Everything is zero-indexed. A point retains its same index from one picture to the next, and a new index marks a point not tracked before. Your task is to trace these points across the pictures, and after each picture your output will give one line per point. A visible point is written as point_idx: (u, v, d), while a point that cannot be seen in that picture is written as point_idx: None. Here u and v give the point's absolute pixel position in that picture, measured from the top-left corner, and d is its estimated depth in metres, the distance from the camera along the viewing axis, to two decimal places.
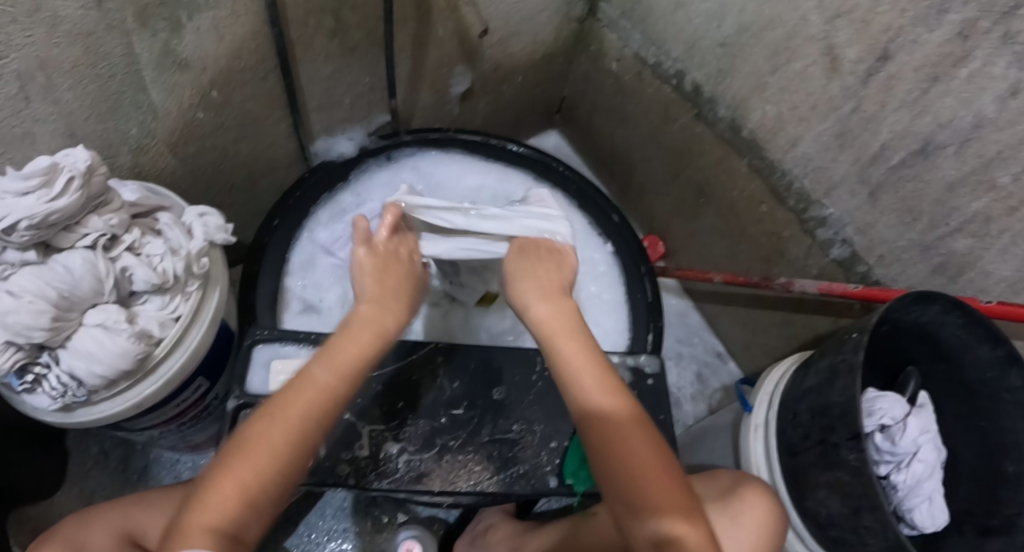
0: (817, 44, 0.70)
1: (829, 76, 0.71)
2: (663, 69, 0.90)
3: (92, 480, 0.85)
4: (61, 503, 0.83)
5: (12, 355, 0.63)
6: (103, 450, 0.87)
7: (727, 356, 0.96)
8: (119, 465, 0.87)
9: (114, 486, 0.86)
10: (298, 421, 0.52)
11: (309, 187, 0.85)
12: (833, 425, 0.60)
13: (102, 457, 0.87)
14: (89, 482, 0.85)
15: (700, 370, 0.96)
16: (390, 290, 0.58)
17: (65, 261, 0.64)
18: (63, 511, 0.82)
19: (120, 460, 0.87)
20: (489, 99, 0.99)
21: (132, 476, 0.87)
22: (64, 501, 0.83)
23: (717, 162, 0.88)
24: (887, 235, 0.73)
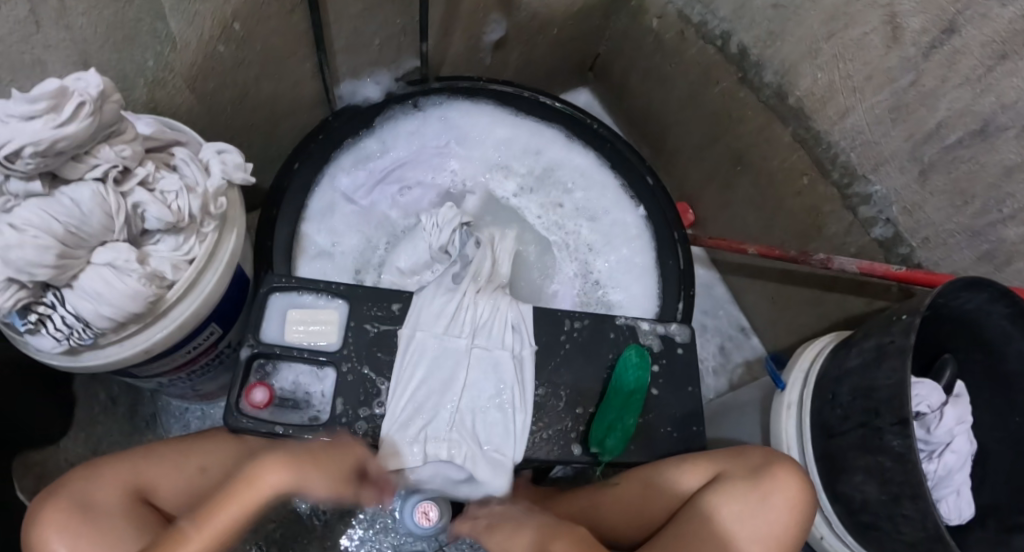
0: (881, 12, 0.67)
1: (889, 47, 0.68)
2: (708, 29, 0.85)
3: (100, 427, 0.83)
4: (66, 449, 0.81)
5: (15, 293, 0.58)
6: (110, 398, 0.85)
7: (751, 331, 0.95)
8: (127, 412, 0.87)
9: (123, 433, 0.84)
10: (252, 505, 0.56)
11: (332, 131, 0.82)
12: (877, 408, 0.58)
13: (110, 404, 0.85)
14: (97, 428, 0.83)
15: (723, 343, 0.95)
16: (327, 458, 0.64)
17: (73, 193, 0.59)
18: (69, 458, 0.81)
19: (128, 407, 0.87)
20: (522, 51, 0.94)
21: (140, 423, 0.87)
22: (70, 448, 0.81)
23: (758, 130, 0.85)
24: (935, 217, 0.70)
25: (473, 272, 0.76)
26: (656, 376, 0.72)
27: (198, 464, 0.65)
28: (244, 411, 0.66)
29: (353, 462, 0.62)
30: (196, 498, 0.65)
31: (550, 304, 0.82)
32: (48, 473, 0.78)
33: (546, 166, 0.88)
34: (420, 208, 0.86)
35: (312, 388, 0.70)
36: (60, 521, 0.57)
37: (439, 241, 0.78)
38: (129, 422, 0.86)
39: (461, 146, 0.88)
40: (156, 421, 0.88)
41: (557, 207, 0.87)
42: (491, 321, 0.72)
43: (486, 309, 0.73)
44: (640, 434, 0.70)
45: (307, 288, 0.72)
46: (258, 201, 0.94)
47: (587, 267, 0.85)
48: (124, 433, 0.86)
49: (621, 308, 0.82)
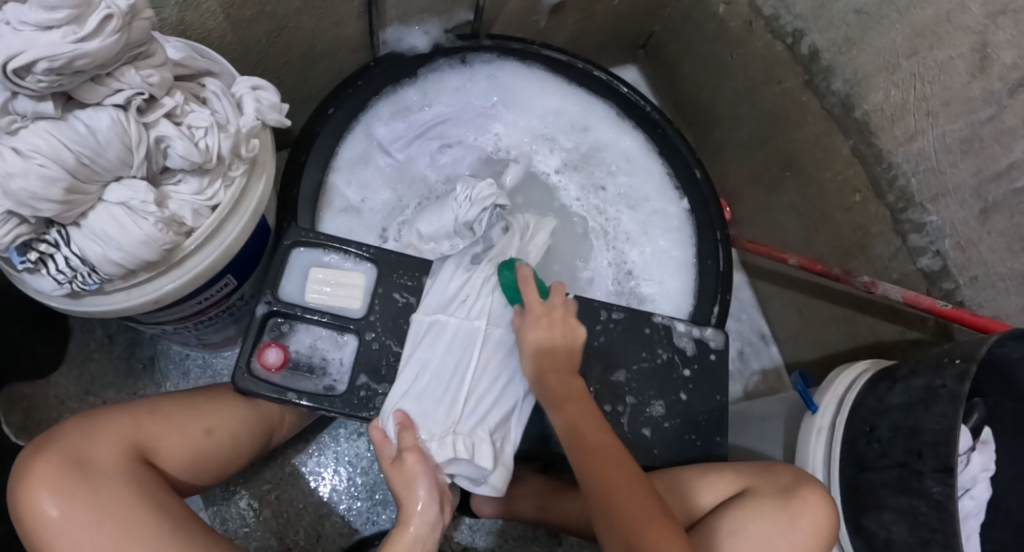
0: (972, 39, 0.64)
1: (973, 76, 0.65)
2: (779, 24, 0.81)
3: (93, 365, 0.78)
4: (56, 385, 0.76)
5: (15, 229, 0.52)
6: (107, 334, 0.80)
7: (772, 340, 0.95)
8: (124, 352, 0.79)
9: (116, 374, 0.79)
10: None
11: (373, 77, 0.77)
12: (922, 451, 0.58)
13: (106, 341, 0.79)
14: (88, 366, 0.78)
15: (742, 347, 0.96)
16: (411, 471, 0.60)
17: (88, 119, 0.52)
18: (59, 395, 0.76)
19: (126, 347, 0.79)
20: (579, 18, 0.89)
21: (137, 366, 0.79)
22: (61, 386, 0.76)
23: (816, 138, 0.81)
24: (988, 258, 0.68)
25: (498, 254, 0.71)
26: (685, 380, 0.70)
27: (205, 426, 0.60)
28: (252, 371, 0.62)
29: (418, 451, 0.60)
30: (201, 463, 0.59)
31: (581, 291, 0.78)
32: (37, 407, 0.75)
33: (592, 144, 0.84)
34: (457, 172, 0.81)
35: (329, 354, 0.66)
36: (52, 478, 0.51)
37: (466, 216, 0.72)
38: (125, 364, 0.79)
39: (508, 112, 0.83)
40: (155, 365, 0.80)
41: (598, 191, 0.83)
42: (506, 305, 0.68)
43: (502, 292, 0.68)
44: (661, 437, 0.68)
45: (332, 246, 0.68)
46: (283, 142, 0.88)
47: (622, 256, 0.81)
48: (119, 375, 0.78)
49: (653, 302, 0.79)
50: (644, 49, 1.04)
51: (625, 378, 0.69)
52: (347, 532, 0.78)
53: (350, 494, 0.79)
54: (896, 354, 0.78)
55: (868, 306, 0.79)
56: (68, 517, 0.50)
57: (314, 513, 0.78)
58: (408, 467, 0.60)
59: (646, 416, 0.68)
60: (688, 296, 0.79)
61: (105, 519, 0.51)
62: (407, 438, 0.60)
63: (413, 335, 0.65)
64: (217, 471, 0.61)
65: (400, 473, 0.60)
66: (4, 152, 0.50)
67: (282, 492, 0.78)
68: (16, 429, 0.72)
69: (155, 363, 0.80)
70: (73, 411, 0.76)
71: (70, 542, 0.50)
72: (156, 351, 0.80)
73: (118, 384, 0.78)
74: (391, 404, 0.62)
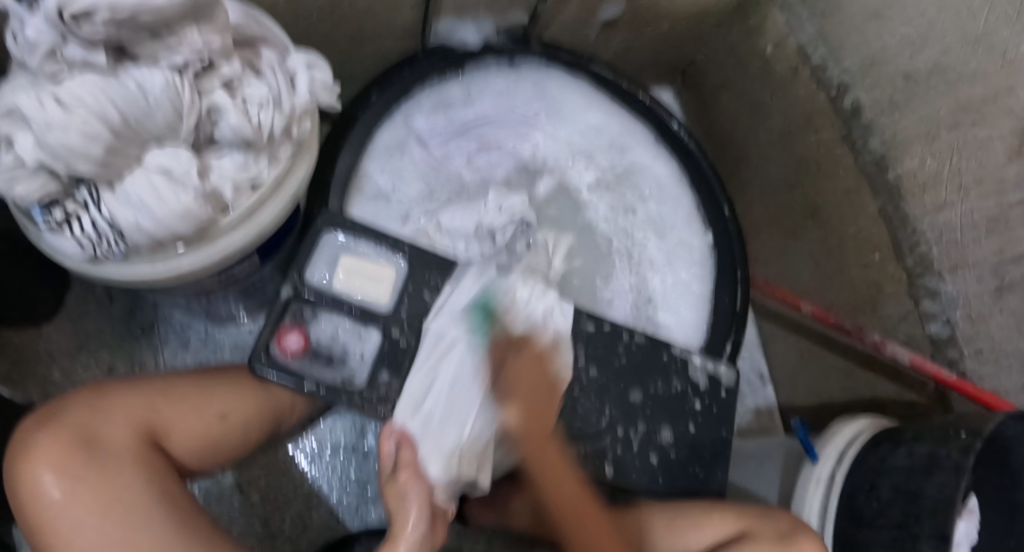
0: (1014, 121, 0.63)
1: (1010, 158, 0.64)
2: (826, 74, 0.82)
3: (88, 322, 0.78)
4: (48, 339, 0.76)
5: (45, 183, 0.48)
6: (107, 292, 0.79)
7: (768, 381, 1.00)
8: (122, 315, 0.79)
9: (112, 335, 0.78)
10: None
11: (420, 67, 0.76)
12: (919, 516, 0.61)
13: (106, 300, 0.79)
14: (83, 323, 0.77)
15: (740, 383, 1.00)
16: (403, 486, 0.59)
17: (140, 76, 0.48)
18: (49, 349, 0.76)
19: (125, 309, 0.79)
20: (628, 36, 0.92)
21: (135, 330, 0.78)
22: (52, 340, 0.76)
23: (846, 192, 0.82)
24: (996, 334, 0.69)
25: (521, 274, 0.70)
26: (696, 413, 0.70)
27: (218, 410, 0.58)
28: (271, 355, 0.61)
29: (411, 466, 0.59)
30: (210, 447, 0.58)
31: (601, 310, 0.79)
32: (23, 360, 0.75)
33: (627, 166, 0.84)
34: (492, 176, 0.81)
35: (350, 347, 0.64)
36: (55, 454, 0.49)
37: (492, 224, 0.74)
38: (122, 326, 0.78)
39: (550, 122, 0.83)
40: (152, 331, 0.79)
41: (628, 213, 0.83)
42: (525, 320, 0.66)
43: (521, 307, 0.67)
44: (666, 466, 0.69)
45: (363, 235, 0.66)
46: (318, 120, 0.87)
47: (643, 282, 0.81)
48: (115, 337, 0.78)
49: (668, 332, 0.79)
50: (683, 76, 1.08)
51: (642, 399, 0.69)
52: (333, 525, 0.77)
53: (342, 487, 0.78)
54: (893, 411, 0.81)
55: (872, 363, 0.82)
56: (69, 499, 0.48)
57: (302, 503, 0.77)
58: (400, 484, 0.59)
59: (654, 443, 0.69)
60: (701, 332, 0.78)
61: (106, 504, 0.49)
62: (403, 453, 0.60)
63: (422, 349, 0.63)
64: (226, 457, 0.60)
65: (395, 491, 0.59)
66: (44, 99, 0.46)
67: (270, 477, 0.77)
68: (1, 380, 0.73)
69: (152, 329, 0.79)
70: (62, 367, 0.76)
71: (69, 524, 0.48)
72: (158, 317, 0.79)
73: (112, 346, 0.77)
74: (394, 416, 0.61)
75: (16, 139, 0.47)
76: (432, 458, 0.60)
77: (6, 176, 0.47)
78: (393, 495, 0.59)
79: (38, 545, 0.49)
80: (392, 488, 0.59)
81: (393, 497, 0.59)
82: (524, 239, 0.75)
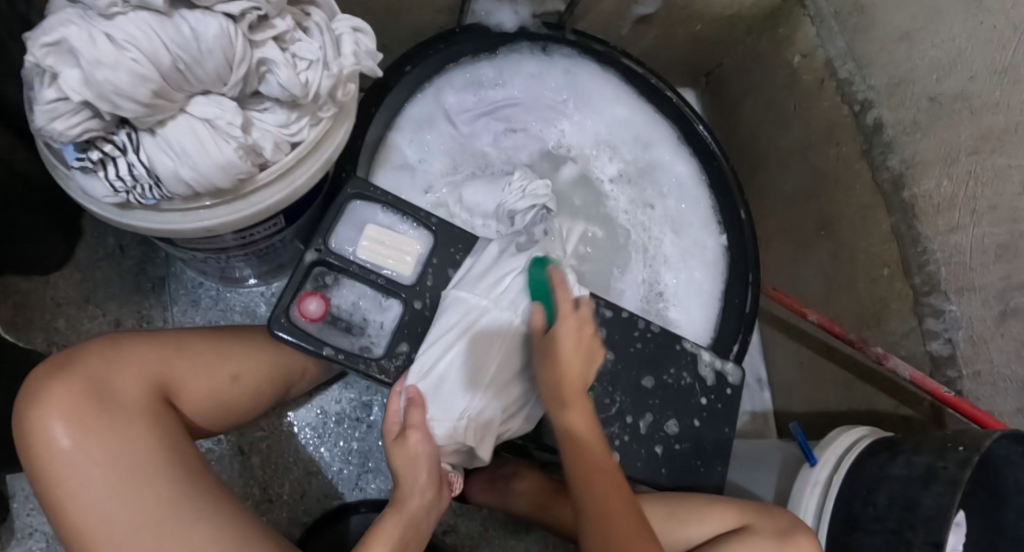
0: None
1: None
2: (852, 90, 0.84)
3: (99, 273, 0.79)
4: (55, 287, 0.78)
5: (85, 122, 0.48)
6: (119, 244, 0.81)
7: (766, 386, 1.02)
8: (133, 268, 0.80)
9: (122, 287, 0.80)
10: (393, 537, 0.54)
11: (456, 43, 0.76)
12: (914, 523, 0.62)
13: (117, 251, 0.81)
14: (93, 273, 0.79)
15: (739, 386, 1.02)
16: (412, 446, 0.58)
17: (195, 22, 0.47)
18: (55, 297, 0.78)
19: (136, 263, 0.81)
20: (660, 33, 0.94)
21: (145, 284, 0.81)
22: (59, 288, 0.78)
23: (861, 207, 0.84)
24: (995, 357, 0.70)
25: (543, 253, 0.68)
26: (702, 408, 0.71)
27: (229, 372, 0.58)
28: (291, 316, 0.60)
29: (421, 430, 0.58)
30: (219, 408, 0.57)
31: (613, 300, 0.79)
32: (29, 305, 0.76)
33: (650, 162, 0.84)
34: (517, 158, 0.80)
35: (371, 316, 0.64)
36: (68, 403, 0.48)
37: (512, 206, 0.70)
38: (133, 279, 0.80)
39: (578, 111, 0.84)
40: (163, 286, 0.81)
41: (647, 208, 0.83)
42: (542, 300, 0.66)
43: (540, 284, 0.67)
44: (670, 457, 0.70)
45: (391, 205, 0.65)
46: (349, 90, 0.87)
47: (656, 276, 0.82)
48: (124, 291, 0.80)
49: (678, 328, 0.79)
50: (708, 78, 1.10)
51: (653, 385, 0.70)
52: (331, 494, 0.78)
53: (343, 458, 0.79)
54: (887, 424, 0.83)
55: (871, 375, 0.84)
56: (82, 450, 0.47)
57: (302, 469, 0.78)
58: (409, 447, 0.58)
59: (661, 433, 0.70)
60: (707, 333, 0.79)
61: (119, 458, 0.47)
62: (407, 415, 0.59)
63: (443, 318, 0.61)
64: (234, 418, 0.60)
65: (402, 451, 0.59)
66: (95, 35, 0.45)
67: (273, 442, 0.78)
68: (4, 324, 0.74)
69: (163, 284, 0.81)
70: (68, 316, 0.77)
71: (79, 476, 0.46)
72: (169, 272, 0.81)
73: (121, 299, 0.79)
74: (404, 380, 0.60)
75: (61, 73, 0.46)
76: (437, 419, 0.60)
77: (47, 110, 0.47)
78: (398, 459, 0.58)
79: (43, 495, 0.47)
80: (397, 450, 0.58)
81: (395, 456, 0.59)
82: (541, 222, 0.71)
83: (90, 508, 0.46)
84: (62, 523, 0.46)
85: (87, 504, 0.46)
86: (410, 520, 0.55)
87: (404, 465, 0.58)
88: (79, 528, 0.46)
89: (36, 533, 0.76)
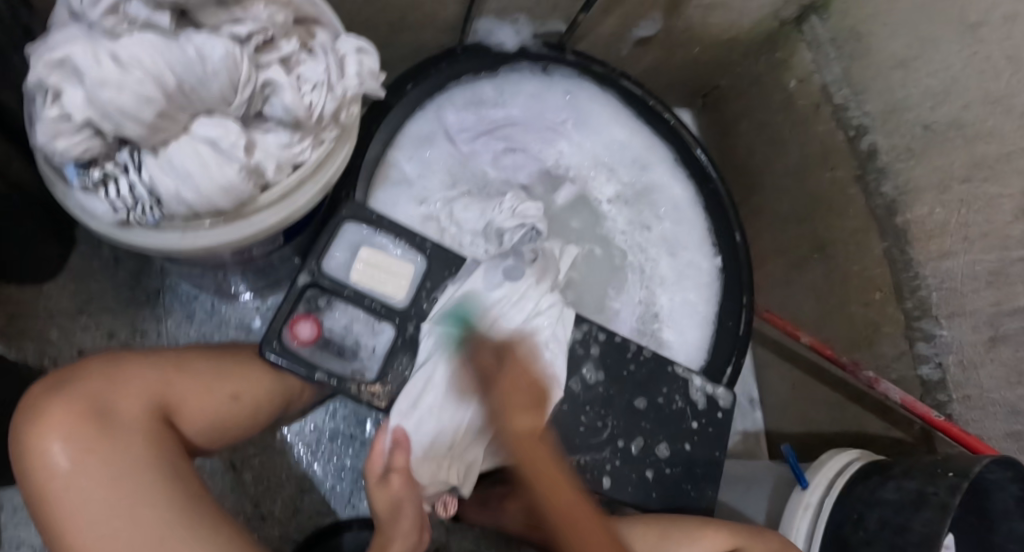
0: None
1: (1016, 217, 0.66)
2: (847, 115, 0.85)
3: (93, 284, 0.78)
4: (49, 297, 0.76)
5: (87, 141, 0.48)
6: (114, 256, 0.80)
7: (757, 405, 1.03)
8: (127, 279, 0.80)
9: (116, 299, 0.79)
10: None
11: (456, 62, 0.76)
12: (904, 547, 0.63)
13: (112, 264, 0.79)
14: (88, 284, 0.78)
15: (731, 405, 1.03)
16: (395, 487, 0.57)
17: (201, 43, 0.47)
18: (48, 307, 0.77)
19: (131, 275, 0.80)
20: (659, 54, 0.95)
21: (140, 296, 0.80)
22: (54, 299, 0.77)
23: (854, 232, 0.85)
24: (986, 383, 0.72)
25: (533, 282, 0.68)
26: (692, 431, 0.71)
27: (230, 391, 0.57)
28: (282, 340, 0.60)
29: (400, 476, 0.58)
30: (219, 427, 0.57)
31: (607, 321, 0.79)
32: (22, 315, 0.75)
33: (645, 185, 0.85)
34: (515, 177, 0.81)
35: (363, 339, 0.64)
36: (67, 423, 0.48)
37: (501, 224, 0.70)
38: (128, 291, 0.80)
39: (577, 131, 0.84)
40: (158, 299, 0.81)
41: (643, 229, 0.84)
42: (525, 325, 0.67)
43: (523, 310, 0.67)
44: (660, 481, 0.70)
45: (385, 228, 0.65)
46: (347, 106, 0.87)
47: (652, 297, 0.82)
48: (120, 304, 0.79)
49: (672, 350, 0.80)
50: (704, 99, 1.11)
51: (645, 406, 0.70)
52: (323, 511, 0.78)
53: (337, 475, 0.78)
54: (877, 447, 0.84)
55: (862, 398, 0.85)
56: (79, 473, 0.46)
57: (295, 486, 0.78)
58: (393, 489, 0.57)
59: (652, 457, 0.70)
60: (700, 356, 0.80)
61: (117, 477, 0.47)
62: (386, 456, 0.59)
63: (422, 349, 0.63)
64: (233, 437, 0.59)
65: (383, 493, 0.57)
66: (101, 55, 0.45)
67: (266, 458, 0.77)
68: None
69: (158, 297, 0.80)
70: (61, 326, 0.76)
71: (77, 496, 0.46)
72: (164, 285, 0.81)
73: (116, 312, 0.78)
74: (390, 420, 0.62)
75: (65, 93, 0.46)
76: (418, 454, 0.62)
77: (50, 129, 0.46)
78: (384, 507, 0.57)
79: (39, 516, 0.47)
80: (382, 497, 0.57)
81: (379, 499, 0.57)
82: (529, 243, 0.70)
83: (86, 528, 0.45)
84: (59, 544, 0.46)
85: (83, 524, 0.45)
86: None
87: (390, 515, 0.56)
88: (75, 549, 0.45)
89: (24, 548, 0.75)
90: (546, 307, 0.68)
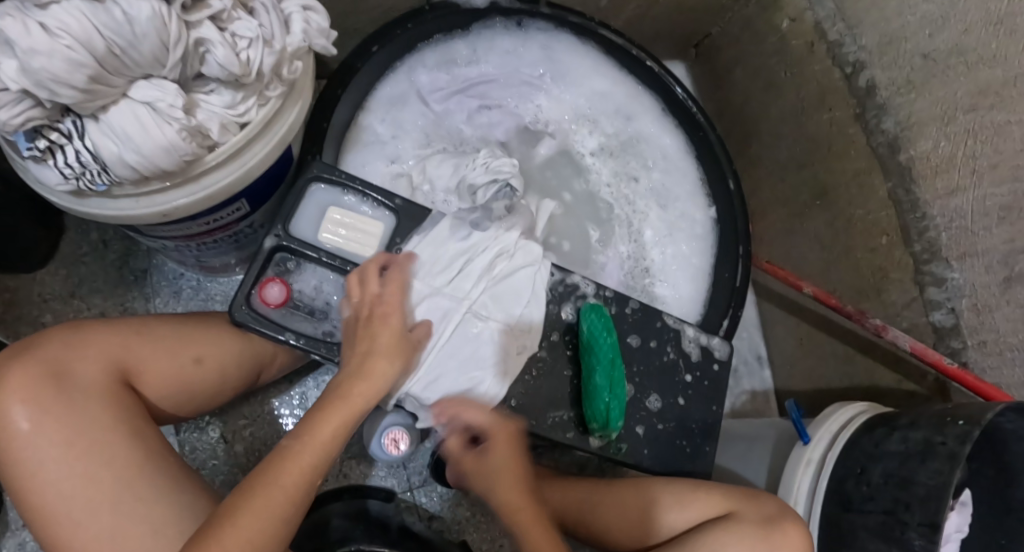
0: None
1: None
2: (842, 51, 0.79)
3: (83, 269, 0.80)
4: (42, 283, 0.78)
5: (28, 111, 0.47)
6: (102, 239, 0.82)
7: (766, 363, 0.99)
8: (116, 261, 0.82)
9: (105, 280, 0.81)
10: (309, 467, 0.52)
11: (424, 23, 0.73)
12: (908, 503, 0.59)
13: (101, 247, 0.81)
14: (77, 269, 0.80)
15: (737, 365, 1.00)
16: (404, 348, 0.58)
17: (127, 5, 0.45)
18: (42, 293, 0.78)
19: (119, 256, 0.82)
20: (642, 3, 0.91)
21: (128, 277, 0.81)
22: (46, 285, 0.78)
23: (856, 173, 0.80)
24: (1001, 327, 0.66)
25: (503, 230, 0.67)
26: (687, 385, 0.69)
27: (192, 354, 0.58)
28: (252, 304, 0.60)
29: (397, 331, 0.58)
30: (184, 391, 0.58)
31: (594, 275, 0.78)
32: (17, 303, 0.77)
33: (632, 135, 0.82)
34: (492, 134, 0.80)
35: (334, 299, 0.63)
36: (27, 387, 0.49)
37: (473, 180, 0.68)
38: (116, 272, 0.81)
39: (556, 85, 0.82)
40: (146, 278, 0.82)
41: (630, 181, 0.82)
42: (501, 268, 0.65)
43: (499, 259, 0.65)
44: (653, 438, 0.67)
45: (353, 187, 0.64)
46: (324, 73, 0.86)
47: (641, 251, 0.80)
48: (108, 283, 0.81)
49: (664, 303, 0.78)
50: (696, 49, 1.07)
51: (637, 347, 0.68)
52: None
53: None
54: (890, 400, 0.79)
55: (874, 350, 0.80)
56: (39, 432, 0.49)
57: None
58: (395, 333, 0.58)
59: (643, 412, 0.67)
60: (697, 308, 0.78)
61: (74, 440, 0.49)
62: (394, 300, 0.60)
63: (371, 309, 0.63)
64: (204, 400, 0.60)
65: (375, 323, 0.58)
66: (28, 24, 0.44)
67: (256, 430, 0.78)
68: None
69: (146, 277, 0.82)
70: (54, 311, 0.78)
71: (37, 454, 0.49)
72: (150, 265, 0.82)
73: (105, 292, 0.80)
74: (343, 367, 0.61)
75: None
76: None
77: None
78: (382, 341, 0.57)
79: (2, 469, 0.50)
80: (384, 334, 0.58)
81: (386, 343, 0.57)
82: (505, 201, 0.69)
83: (46, 484, 0.48)
84: (22, 497, 0.49)
85: (43, 478, 0.49)
86: (377, 382, 0.56)
87: (389, 350, 0.57)
88: (38, 504, 0.49)
89: None
90: (520, 261, 0.66)
